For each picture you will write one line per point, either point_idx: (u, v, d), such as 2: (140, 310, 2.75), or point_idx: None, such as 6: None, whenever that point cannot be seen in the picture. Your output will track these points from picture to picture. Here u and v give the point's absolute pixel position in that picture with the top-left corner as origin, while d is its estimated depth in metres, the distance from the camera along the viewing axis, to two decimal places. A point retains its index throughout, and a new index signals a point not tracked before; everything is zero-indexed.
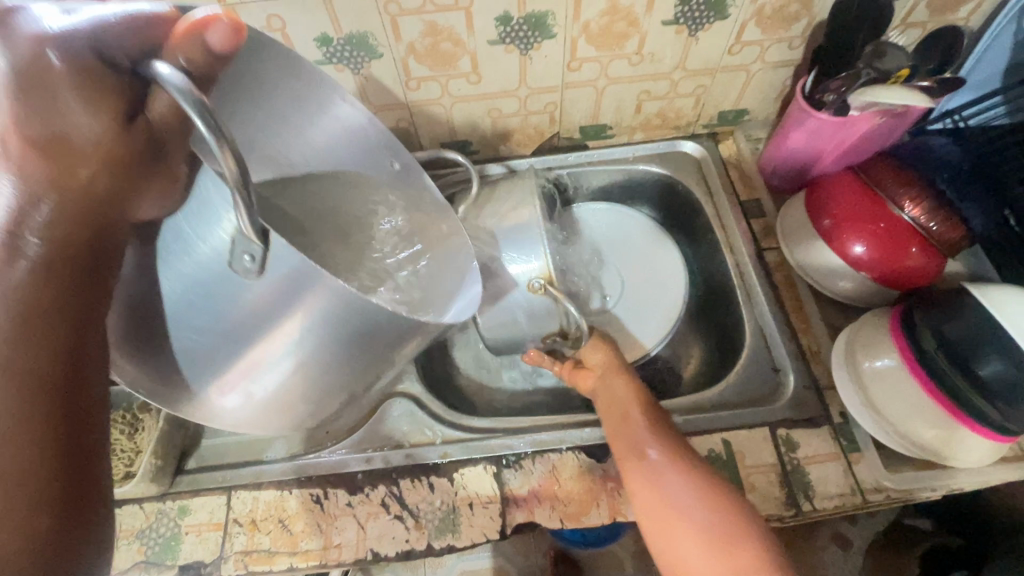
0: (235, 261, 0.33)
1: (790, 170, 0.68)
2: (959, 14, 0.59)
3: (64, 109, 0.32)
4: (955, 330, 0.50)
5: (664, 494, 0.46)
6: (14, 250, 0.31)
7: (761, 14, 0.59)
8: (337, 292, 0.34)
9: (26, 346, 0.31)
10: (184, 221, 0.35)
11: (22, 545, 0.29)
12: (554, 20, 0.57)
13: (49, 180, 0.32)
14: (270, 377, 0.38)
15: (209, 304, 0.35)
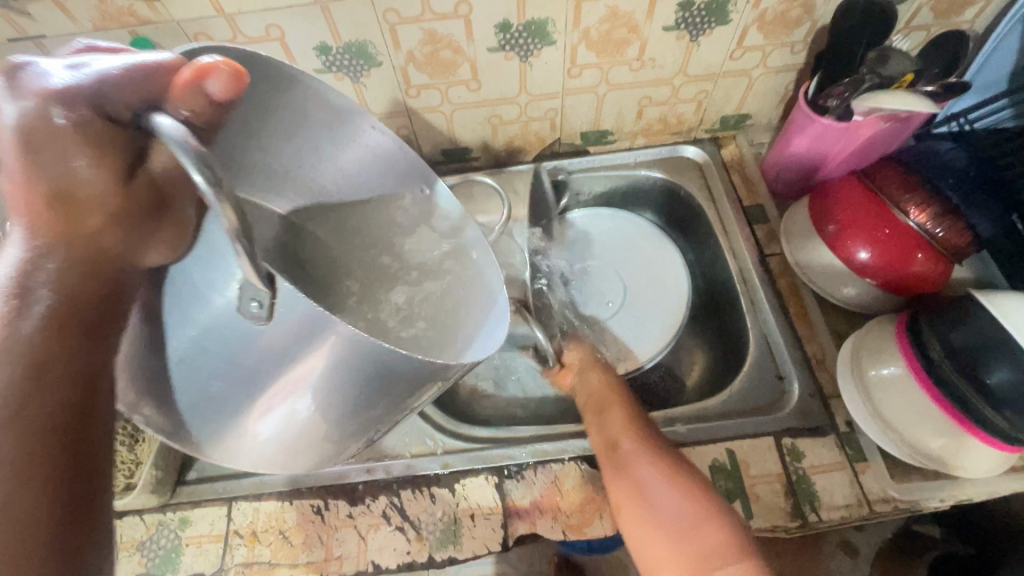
0: (243, 306, 0.31)
1: (793, 174, 0.68)
2: (964, 17, 0.58)
3: (66, 163, 0.31)
4: (963, 337, 0.49)
5: (637, 479, 0.47)
6: (22, 305, 0.32)
7: (763, 19, 0.58)
8: (354, 338, 0.30)
9: (37, 396, 0.31)
10: (195, 267, 0.34)
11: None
12: (554, 27, 0.57)
13: (57, 235, 0.33)
14: (285, 424, 0.35)
15: (224, 352, 0.33)
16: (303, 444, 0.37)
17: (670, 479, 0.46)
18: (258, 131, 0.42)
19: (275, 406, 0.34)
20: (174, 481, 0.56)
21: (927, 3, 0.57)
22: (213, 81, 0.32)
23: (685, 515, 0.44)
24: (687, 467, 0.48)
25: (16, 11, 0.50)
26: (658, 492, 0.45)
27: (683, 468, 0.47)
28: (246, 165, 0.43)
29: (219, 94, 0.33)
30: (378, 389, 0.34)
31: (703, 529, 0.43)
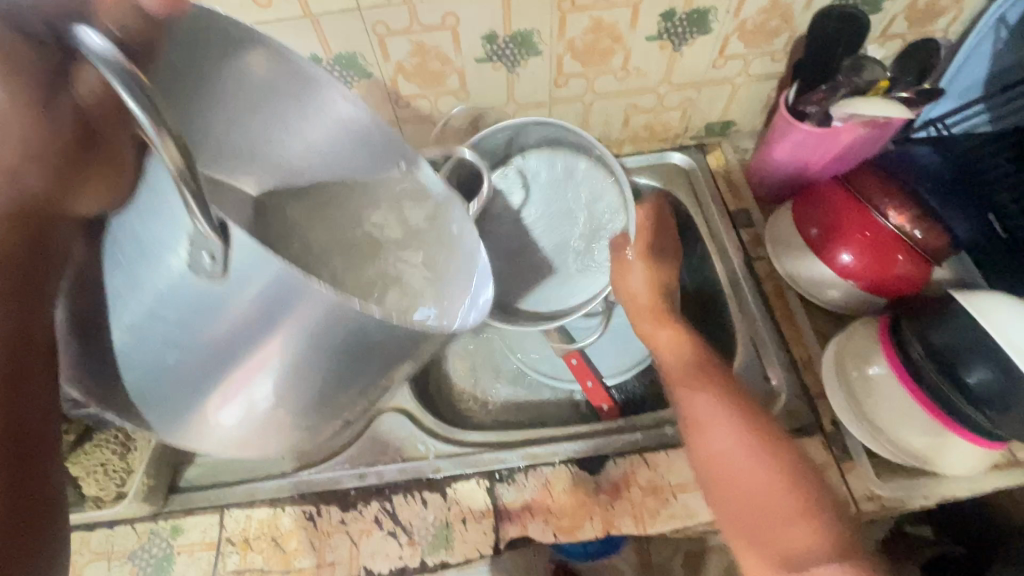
0: (195, 262, 0.30)
1: (777, 179, 0.69)
2: (938, 26, 0.60)
3: None
4: (944, 339, 0.50)
5: (734, 459, 0.47)
6: None
7: (743, 28, 0.60)
8: (322, 308, 0.30)
9: None
10: (134, 218, 0.32)
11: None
12: (540, 38, 0.58)
13: None
14: (256, 393, 0.35)
15: (182, 328, 0.32)
16: (280, 424, 0.37)
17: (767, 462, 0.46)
18: (209, 103, 0.42)
19: (244, 385, 0.34)
20: (167, 489, 0.56)
21: (901, 13, 0.59)
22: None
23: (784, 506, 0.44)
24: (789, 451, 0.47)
25: None
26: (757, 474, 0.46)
27: (784, 453, 0.46)
28: (211, 144, 0.44)
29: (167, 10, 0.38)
30: (351, 360, 0.34)
31: (797, 523, 0.43)
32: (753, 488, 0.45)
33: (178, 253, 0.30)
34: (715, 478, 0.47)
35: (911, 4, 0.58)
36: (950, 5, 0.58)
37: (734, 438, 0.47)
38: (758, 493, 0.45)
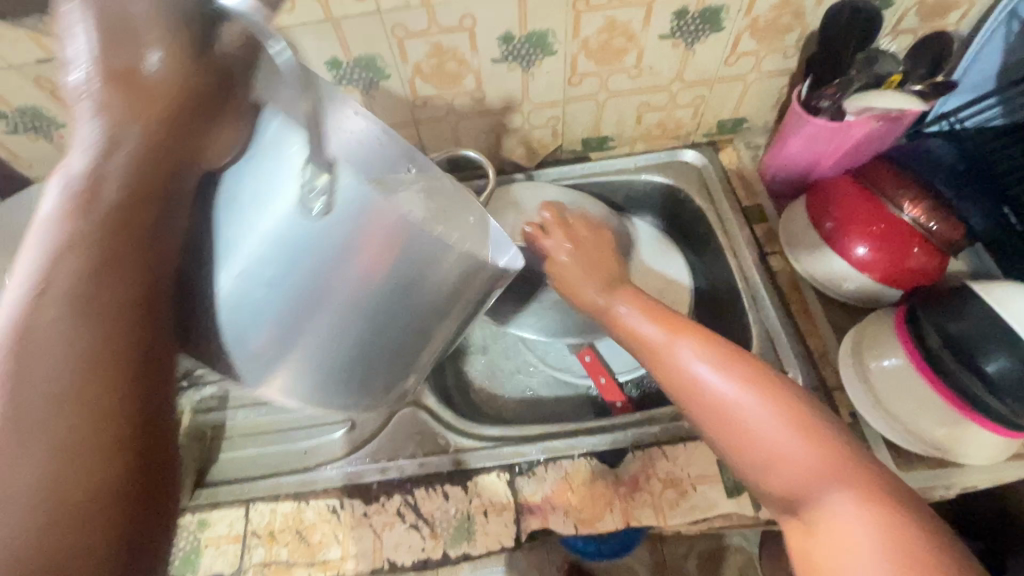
0: (306, 201, 0.32)
1: (791, 173, 0.69)
2: (949, 19, 0.61)
3: (137, 41, 0.30)
4: (965, 328, 0.50)
5: (745, 423, 0.43)
6: (93, 195, 0.29)
7: (755, 25, 0.60)
8: (414, 235, 0.34)
9: (107, 284, 0.29)
10: (244, 170, 0.34)
11: (112, 479, 0.28)
12: (554, 38, 0.59)
13: (131, 123, 0.30)
14: (347, 333, 0.36)
15: (280, 283, 0.34)
16: (360, 369, 0.40)
17: (771, 415, 0.42)
18: None
19: (331, 331, 0.36)
20: (195, 483, 0.58)
21: (913, 8, 0.59)
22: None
23: (804, 462, 0.40)
24: (801, 403, 0.43)
25: (46, 34, 0.52)
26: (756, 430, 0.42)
27: (795, 407, 0.42)
28: None
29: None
30: (430, 294, 0.37)
31: (816, 479, 0.40)
32: (767, 450, 0.42)
33: (286, 199, 0.32)
34: (718, 443, 0.44)
35: None
36: None
37: (725, 396, 0.44)
38: (763, 452, 0.42)
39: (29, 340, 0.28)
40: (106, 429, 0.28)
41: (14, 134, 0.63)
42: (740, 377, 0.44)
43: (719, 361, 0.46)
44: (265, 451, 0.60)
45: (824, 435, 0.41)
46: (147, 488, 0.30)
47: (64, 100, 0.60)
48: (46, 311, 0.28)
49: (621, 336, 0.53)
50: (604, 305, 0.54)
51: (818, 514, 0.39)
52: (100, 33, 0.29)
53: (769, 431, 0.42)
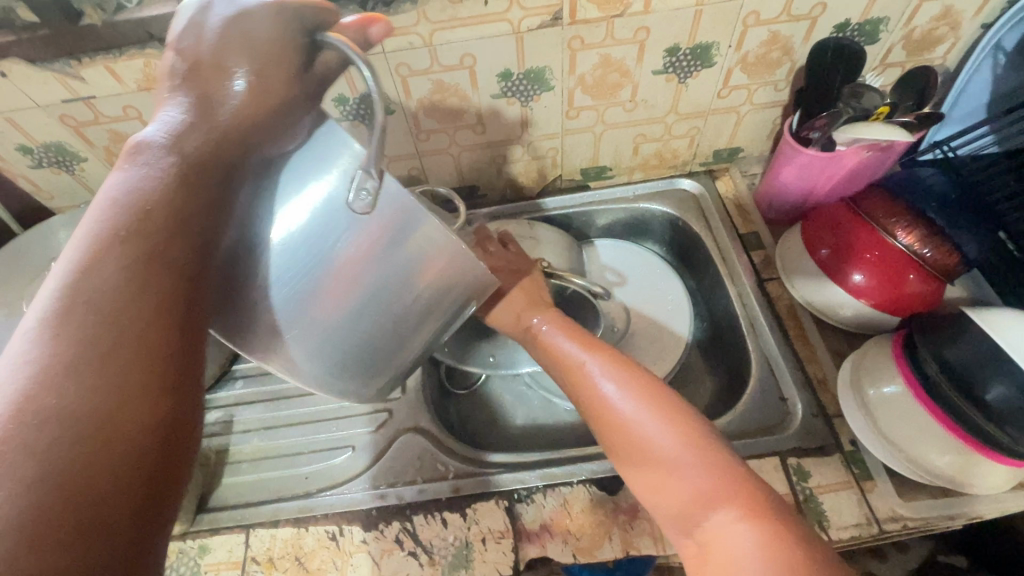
0: (355, 197, 0.33)
1: (786, 203, 0.71)
2: (936, 53, 0.63)
3: (247, 49, 0.36)
4: (957, 353, 0.51)
5: (643, 433, 0.44)
6: (176, 142, 0.36)
7: (746, 61, 0.63)
8: (440, 232, 0.35)
9: (175, 239, 0.34)
10: (301, 159, 0.35)
11: (143, 423, 0.31)
12: (551, 75, 0.62)
13: (211, 105, 0.37)
14: (346, 319, 0.37)
15: (302, 260, 0.35)
16: (363, 355, 0.40)
17: (663, 431, 0.43)
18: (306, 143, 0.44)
19: (340, 316, 0.37)
20: (199, 508, 0.59)
21: (898, 43, 0.62)
22: (375, 25, 0.40)
23: (704, 486, 0.40)
24: (700, 424, 0.44)
25: (71, 76, 0.56)
26: (653, 445, 0.43)
27: (696, 425, 0.44)
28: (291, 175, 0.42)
29: (371, 44, 0.42)
30: (420, 295, 0.37)
31: (709, 502, 0.39)
32: (671, 467, 0.42)
33: (339, 189, 0.34)
34: (619, 456, 0.46)
35: (907, 33, 0.61)
36: (947, 34, 0.61)
37: (625, 413, 0.45)
38: (667, 465, 0.42)
39: (95, 286, 0.32)
40: (147, 374, 0.32)
41: (38, 168, 0.66)
42: (643, 395, 0.46)
43: (624, 379, 0.48)
44: (268, 475, 0.61)
45: (720, 458, 0.41)
46: (170, 442, 0.32)
47: (85, 135, 0.63)
48: (114, 266, 0.33)
49: (543, 358, 0.54)
50: (524, 326, 0.56)
51: (710, 537, 0.38)
52: (220, 41, 0.36)
53: (666, 446, 0.43)
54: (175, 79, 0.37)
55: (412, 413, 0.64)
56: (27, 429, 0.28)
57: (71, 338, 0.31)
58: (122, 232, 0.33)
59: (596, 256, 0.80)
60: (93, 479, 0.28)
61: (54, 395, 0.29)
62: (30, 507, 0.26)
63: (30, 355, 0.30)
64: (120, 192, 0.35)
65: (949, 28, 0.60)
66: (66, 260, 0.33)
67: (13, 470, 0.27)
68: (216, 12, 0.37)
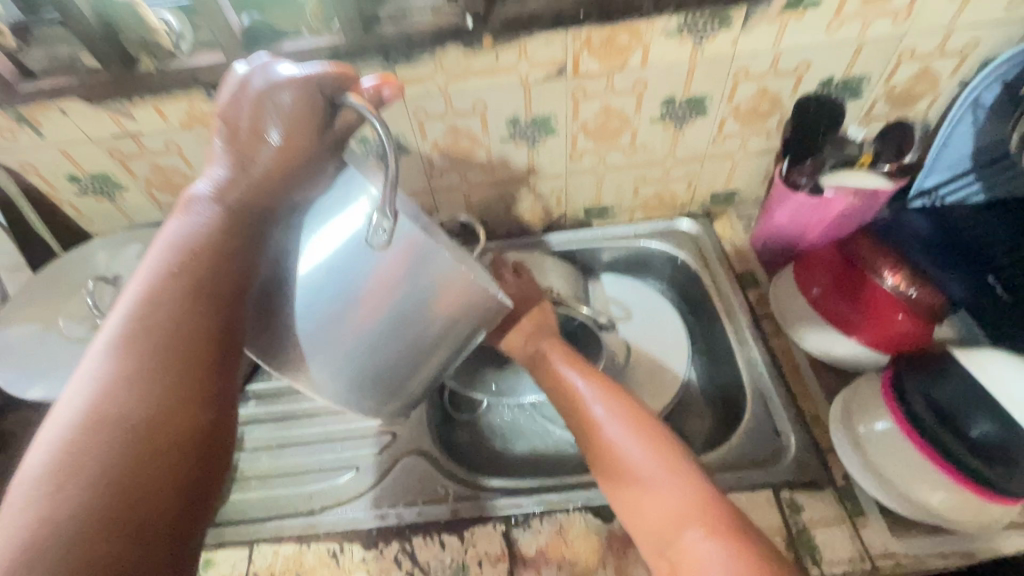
0: (372, 235, 0.37)
1: (781, 244, 0.74)
2: (917, 108, 0.68)
3: (275, 114, 0.40)
4: (943, 392, 0.53)
5: (626, 457, 0.49)
6: (220, 197, 0.41)
7: (738, 111, 0.67)
8: (450, 266, 0.38)
9: (219, 273, 0.38)
10: (330, 199, 0.39)
11: (187, 430, 0.33)
12: (556, 121, 0.67)
13: (247, 165, 0.41)
14: (362, 341, 0.40)
15: (326, 290, 0.39)
16: (376, 376, 0.43)
17: (646, 456, 0.48)
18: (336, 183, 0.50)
19: (358, 337, 0.40)
20: None
21: (881, 98, 0.66)
22: (388, 86, 0.43)
23: (681, 507, 0.44)
24: (681, 451, 0.49)
25: (122, 114, 0.62)
26: (635, 466, 0.48)
27: (675, 452, 0.48)
28: None
29: (384, 104, 0.44)
30: (431, 321, 0.40)
31: (689, 528, 0.43)
32: (659, 496, 0.46)
33: (361, 226, 0.38)
34: (608, 478, 0.49)
35: (889, 89, 0.65)
36: (927, 91, 0.66)
37: (611, 436, 0.50)
38: (653, 494, 0.46)
39: (153, 312, 0.36)
40: (192, 387, 0.34)
41: (82, 196, 0.72)
42: (629, 421, 0.51)
43: (612, 405, 0.53)
44: (274, 493, 0.63)
45: (703, 488, 0.46)
46: (211, 449, 0.34)
47: (129, 167, 0.69)
48: (169, 295, 0.36)
49: (544, 385, 0.58)
50: (530, 350, 0.59)
51: (681, 553, 0.43)
52: (253, 107, 0.41)
53: (650, 474, 0.47)
54: (218, 141, 0.42)
55: (415, 437, 0.67)
56: (87, 432, 0.31)
57: (131, 355, 0.34)
58: (177, 267, 0.38)
59: (596, 291, 0.83)
60: (141, 480, 0.30)
61: (111, 406, 0.32)
62: (85, 504, 0.28)
63: (94, 371, 0.33)
64: (177, 238, 0.39)
65: (928, 86, 0.65)
66: (129, 292, 0.37)
67: (77, 470, 0.29)
68: (252, 81, 0.41)
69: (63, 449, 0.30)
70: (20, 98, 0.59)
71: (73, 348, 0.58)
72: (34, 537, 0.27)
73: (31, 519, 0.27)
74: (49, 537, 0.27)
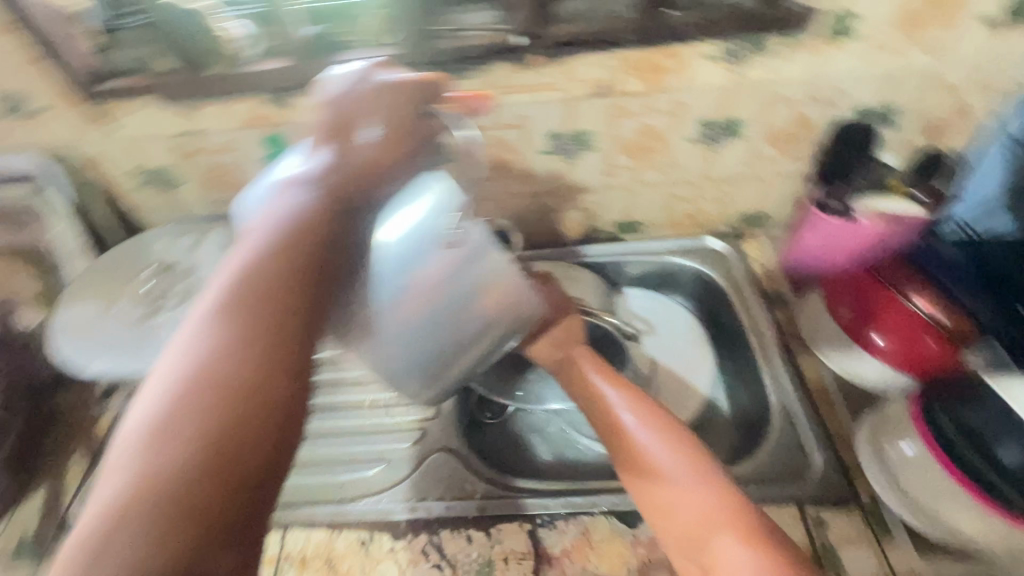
0: (437, 237, 0.41)
1: (810, 267, 0.75)
2: (949, 139, 0.70)
3: (385, 115, 0.47)
4: (975, 416, 0.53)
5: (656, 463, 0.50)
6: (322, 180, 0.44)
7: (772, 135, 0.70)
8: (500, 268, 0.41)
9: (307, 250, 0.40)
10: (409, 201, 0.44)
11: (270, 398, 0.35)
12: (596, 137, 0.70)
13: (351, 154, 0.46)
14: (416, 330, 0.44)
15: (391, 281, 0.43)
16: (424, 363, 0.46)
17: (677, 463, 0.49)
18: None
19: (411, 326, 0.43)
20: None
21: (914, 127, 0.68)
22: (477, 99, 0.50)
23: (711, 513, 0.45)
24: (714, 461, 0.50)
25: (191, 113, 0.66)
26: (665, 471, 0.49)
27: (708, 461, 0.49)
28: None
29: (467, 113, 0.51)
30: (476, 316, 0.43)
31: (722, 535, 0.44)
32: (689, 503, 0.47)
33: (428, 228, 0.41)
34: (635, 484, 0.50)
35: (920, 120, 0.68)
36: (959, 122, 0.68)
37: (642, 442, 0.51)
38: (686, 500, 0.47)
39: (249, 282, 0.38)
40: (277, 357, 0.36)
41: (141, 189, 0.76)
42: (661, 430, 0.52)
43: (643, 413, 0.54)
44: (305, 481, 0.65)
45: (738, 499, 0.46)
46: (290, 418, 0.35)
47: (186, 165, 0.72)
48: (262, 267, 0.39)
49: (574, 392, 0.59)
50: (559, 356, 0.61)
51: (714, 558, 0.44)
52: (364, 108, 0.47)
53: (683, 481, 0.48)
54: (323, 133, 0.46)
55: (444, 435, 0.68)
56: (191, 388, 0.33)
57: (226, 321, 0.36)
58: (273, 241, 0.40)
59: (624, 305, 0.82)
60: (229, 440, 0.32)
61: (210, 367, 0.34)
62: (185, 455, 0.31)
63: (198, 331, 0.36)
64: (274, 211, 0.42)
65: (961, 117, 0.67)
66: (232, 261, 0.40)
67: (178, 423, 0.32)
68: (362, 86, 0.47)
69: (168, 401, 0.33)
70: (97, 93, 0.64)
71: (131, 330, 0.62)
72: (139, 481, 0.30)
73: (136, 465, 0.30)
74: (153, 483, 0.30)
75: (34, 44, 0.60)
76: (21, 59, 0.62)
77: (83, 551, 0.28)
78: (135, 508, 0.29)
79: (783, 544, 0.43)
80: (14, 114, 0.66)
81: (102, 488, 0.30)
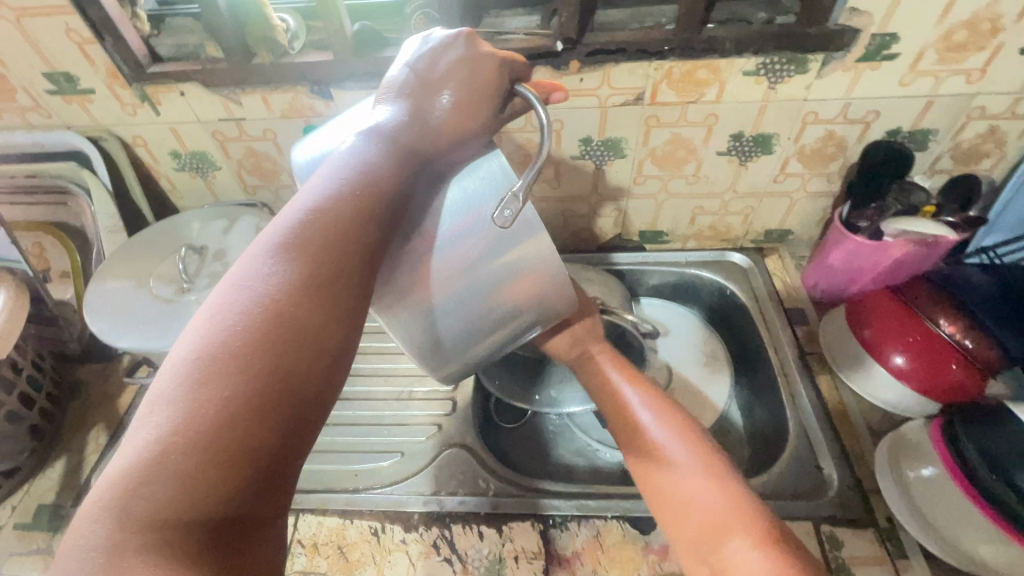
0: (497, 214, 0.40)
1: (832, 284, 0.75)
2: (982, 166, 0.70)
3: (464, 79, 0.44)
4: (997, 443, 0.52)
5: (671, 463, 0.50)
6: (389, 138, 0.43)
7: (802, 152, 0.70)
8: (550, 251, 0.42)
9: (368, 206, 0.39)
10: (468, 177, 0.42)
11: (317, 350, 0.34)
12: (627, 145, 0.70)
13: (422, 115, 0.44)
14: (462, 303, 0.43)
15: (445, 252, 0.41)
16: (462, 337, 0.46)
17: (693, 463, 0.49)
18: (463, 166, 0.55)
19: (458, 298, 0.43)
20: None
21: (947, 152, 0.68)
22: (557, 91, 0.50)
23: (724, 515, 0.45)
24: (727, 463, 0.50)
25: (232, 101, 0.68)
26: (681, 470, 0.49)
27: (721, 463, 0.50)
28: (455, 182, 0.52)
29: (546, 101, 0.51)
30: (523, 295, 0.44)
31: (734, 537, 0.44)
32: (700, 504, 0.47)
33: (490, 204, 0.41)
34: (648, 481, 0.50)
35: (955, 145, 0.68)
36: (993, 150, 0.68)
37: (659, 441, 0.52)
38: (702, 500, 0.47)
39: (307, 232, 0.37)
40: (328, 310, 0.35)
41: (178, 171, 0.78)
42: (679, 431, 0.52)
43: (661, 413, 0.54)
44: (320, 468, 0.66)
45: (751, 503, 0.46)
46: (332, 373, 0.35)
47: (226, 149, 0.74)
48: (317, 223, 0.38)
49: (591, 389, 0.60)
50: (580, 352, 0.61)
51: (725, 561, 0.43)
52: (445, 69, 0.45)
53: (699, 482, 0.48)
54: (400, 88, 0.45)
55: (459, 431, 0.69)
56: (241, 329, 0.33)
57: (278, 272, 0.35)
58: (334, 193, 0.39)
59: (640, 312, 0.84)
60: (272, 387, 0.31)
61: (261, 310, 0.34)
62: (228, 396, 0.30)
63: (255, 273, 0.35)
64: (341, 166, 0.41)
65: (995, 145, 0.67)
66: (294, 207, 0.39)
67: (226, 362, 0.31)
68: (447, 47, 0.45)
69: (219, 338, 0.32)
70: (147, 78, 0.65)
71: (159, 307, 0.62)
72: (183, 413, 0.29)
73: (180, 402, 0.30)
74: (195, 418, 0.29)
75: (86, 27, 0.60)
76: (71, 43, 0.63)
77: (124, 475, 0.28)
78: (176, 439, 0.29)
79: (796, 552, 0.42)
80: (59, 93, 0.68)
81: (146, 416, 0.30)
